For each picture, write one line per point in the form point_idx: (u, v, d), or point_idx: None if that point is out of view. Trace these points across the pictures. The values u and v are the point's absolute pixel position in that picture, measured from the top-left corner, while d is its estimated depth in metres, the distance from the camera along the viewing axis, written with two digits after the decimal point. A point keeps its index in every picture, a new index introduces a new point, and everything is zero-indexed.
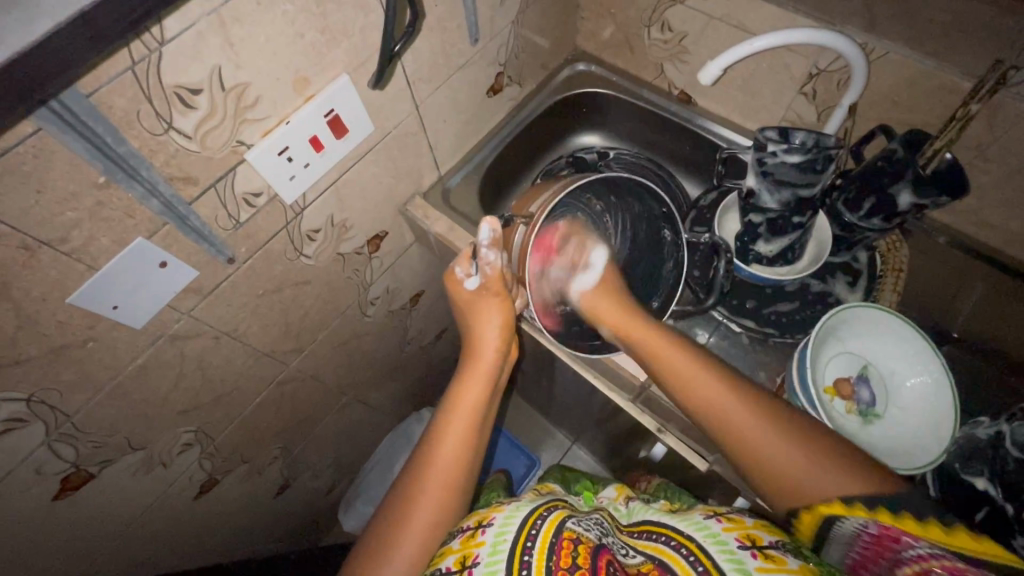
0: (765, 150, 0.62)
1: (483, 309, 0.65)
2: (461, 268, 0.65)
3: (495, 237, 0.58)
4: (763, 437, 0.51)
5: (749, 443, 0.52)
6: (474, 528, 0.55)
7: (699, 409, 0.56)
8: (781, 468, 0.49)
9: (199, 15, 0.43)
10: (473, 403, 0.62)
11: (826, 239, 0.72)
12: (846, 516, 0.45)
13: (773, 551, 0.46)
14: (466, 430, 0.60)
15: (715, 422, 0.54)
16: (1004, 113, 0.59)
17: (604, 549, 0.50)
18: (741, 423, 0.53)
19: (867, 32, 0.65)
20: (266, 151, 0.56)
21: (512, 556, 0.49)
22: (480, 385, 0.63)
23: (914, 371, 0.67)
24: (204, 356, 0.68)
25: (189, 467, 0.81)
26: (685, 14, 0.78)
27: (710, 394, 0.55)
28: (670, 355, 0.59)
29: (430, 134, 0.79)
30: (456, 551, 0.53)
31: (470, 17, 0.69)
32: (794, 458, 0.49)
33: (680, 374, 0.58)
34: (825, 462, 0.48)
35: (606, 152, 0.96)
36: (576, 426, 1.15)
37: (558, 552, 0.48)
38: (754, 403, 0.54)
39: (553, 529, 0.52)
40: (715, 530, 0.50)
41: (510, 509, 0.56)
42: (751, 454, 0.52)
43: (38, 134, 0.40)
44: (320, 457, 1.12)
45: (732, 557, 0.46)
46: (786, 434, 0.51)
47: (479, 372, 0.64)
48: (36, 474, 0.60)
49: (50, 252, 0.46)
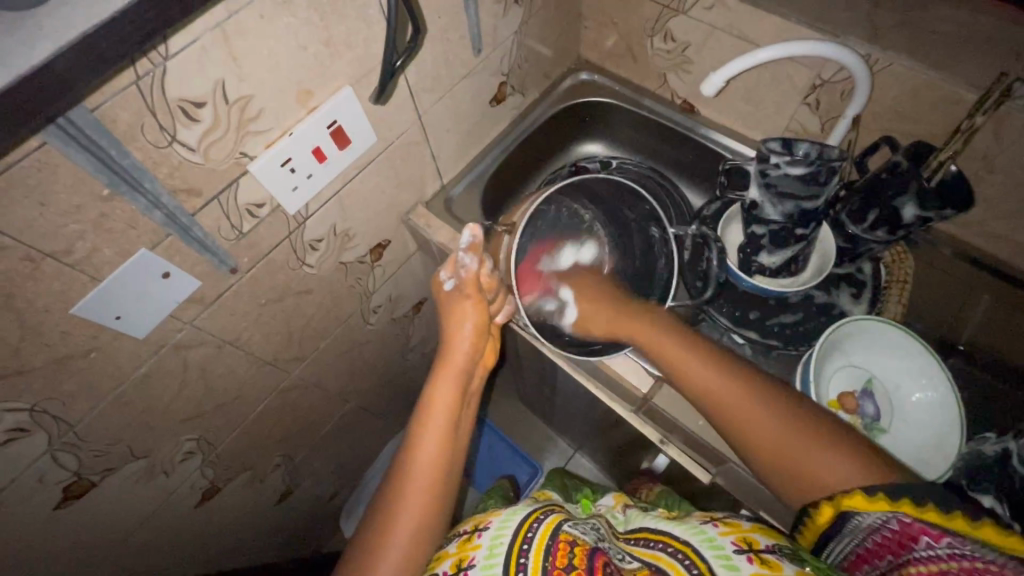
0: (768, 162, 0.62)
1: (457, 309, 0.66)
2: (447, 275, 0.66)
3: (475, 242, 0.62)
4: (757, 418, 0.51)
5: (745, 424, 0.51)
6: (471, 532, 0.56)
7: (691, 390, 0.56)
8: (783, 447, 0.49)
9: (202, 30, 0.44)
10: (448, 398, 0.62)
11: (830, 250, 0.70)
12: (866, 508, 0.42)
13: (769, 555, 0.46)
14: (444, 426, 0.60)
15: (713, 408, 0.54)
16: (1009, 126, 0.59)
17: (600, 551, 0.49)
18: (734, 403, 0.52)
19: (870, 44, 0.65)
20: (268, 163, 0.56)
21: (510, 554, 0.49)
22: (452, 383, 0.63)
23: (917, 385, 0.66)
24: (206, 364, 0.68)
25: (191, 475, 0.81)
26: (687, 24, 0.78)
27: (699, 376, 0.55)
28: (667, 350, 0.58)
29: (432, 144, 0.79)
30: (451, 554, 0.54)
31: (472, 28, 0.70)
32: (790, 434, 0.49)
33: (664, 353, 0.58)
34: (826, 446, 0.47)
35: (609, 161, 0.97)
36: (579, 436, 1.14)
37: (554, 553, 0.48)
38: (753, 385, 0.53)
39: (549, 532, 0.51)
40: (712, 535, 0.50)
41: (505, 514, 0.56)
42: (753, 437, 0.51)
43: (43, 148, 0.40)
44: (321, 464, 1.12)
45: (727, 562, 0.46)
46: (774, 407, 0.51)
47: (451, 370, 0.64)
48: (38, 483, 0.60)
49: (54, 263, 0.46)
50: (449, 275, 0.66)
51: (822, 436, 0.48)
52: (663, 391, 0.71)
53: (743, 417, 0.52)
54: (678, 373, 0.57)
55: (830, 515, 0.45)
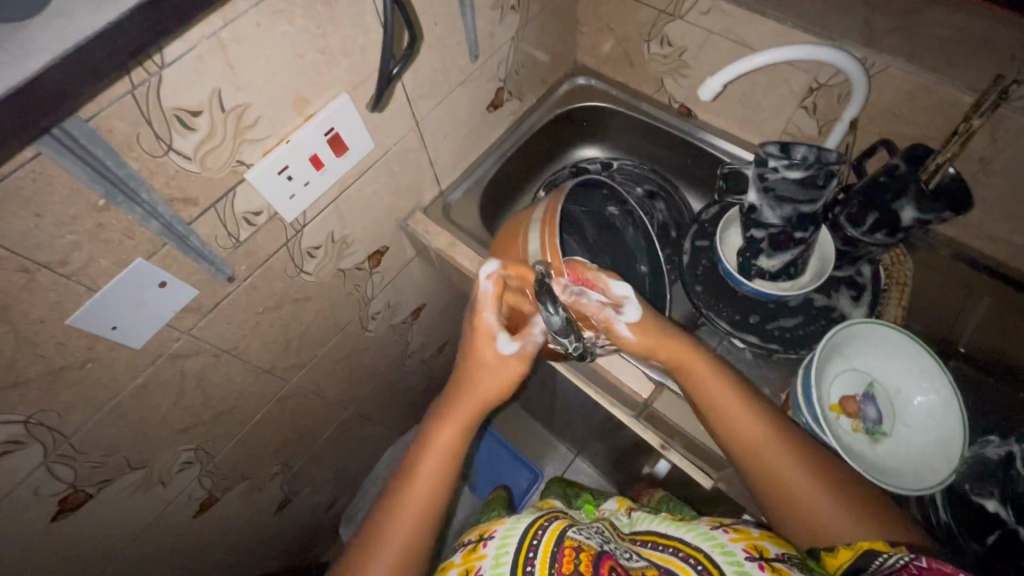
0: (766, 165, 0.61)
1: (483, 362, 0.59)
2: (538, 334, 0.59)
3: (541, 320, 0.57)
4: (797, 476, 0.53)
5: (786, 480, 0.53)
6: (476, 542, 0.55)
7: (732, 438, 0.57)
8: (809, 508, 0.52)
9: (199, 40, 0.44)
10: (447, 443, 0.60)
11: (829, 253, 0.70)
12: (892, 551, 0.44)
13: (780, 564, 0.47)
14: (438, 470, 0.58)
15: (754, 460, 0.55)
16: (1006, 128, 0.59)
17: (607, 556, 0.49)
18: (778, 461, 0.54)
19: (866, 47, 0.65)
20: (266, 170, 0.56)
21: (516, 563, 0.49)
22: (455, 430, 0.60)
23: (919, 389, 0.64)
24: (204, 374, 0.68)
25: (188, 485, 0.80)
26: (683, 28, 0.78)
27: (745, 426, 0.56)
28: (715, 394, 0.58)
29: (431, 150, 0.79)
30: (457, 565, 0.53)
31: (469, 34, 0.70)
32: (822, 497, 0.52)
33: (713, 399, 0.58)
34: (852, 511, 0.50)
35: (609, 163, 0.96)
36: (580, 441, 1.13)
37: (560, 559, 0.48)
38: (812, 458, 0.54)
39: (555, 539, 0.51)
40: (723, 540, 0.49)
41: (510, 522, 0.55)
42: (787, 493, 0.53)
43: (37, 159, 0.40)
44: (320, 472, 1.11)
45: (739, 568, 0.46)
46: (812, 467, 0.53)
47: (458, 415, 0.61)
48: (34, 496, 0.59)
49: (50, 274, 0.46)
50: (517, 340, 0.59)
51: (846, 495, 0.52)
52: (664, 396, 0.71)
53: (781, 472, 0.53)
54: (723, 425, 0.57)
55: (848, 561, 0.46)
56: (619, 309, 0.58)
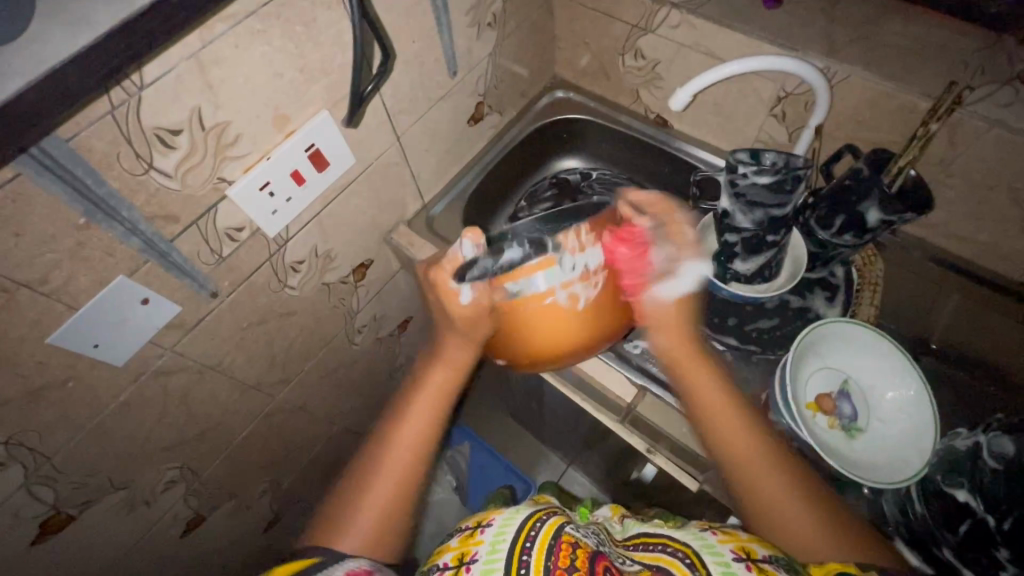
0: (737, 171, 0.63)
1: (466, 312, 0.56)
2: (563, 293, 0.55)
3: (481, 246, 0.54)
4: (778, 494, 0.53)
5: (768, 499, 0.53)
6: (475, 528, 0.55)
7: (726, 455, 0.56)
8: (788, 527, 0.51)
9: (178, 60, 0.45)
10: (440, 386, 0.60)
11: (801, 256, 0.71)
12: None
13: (767, 564, 0.48)
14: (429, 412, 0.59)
15: (742, 476, 0.55)
16: (963, 131, 0.62)
17: (602, 556, 0.49)
18: (765, 480, 0.54)
19: (828, 57, 0.68)
20: (248, 187, 0.57)
21: (510, 555, 0.49)
22: (450, 371, 0.60)
23: (891, 384, 0.66)
24: (188, 391, 0.67)
25: (174, 505, 0.79)
26: (656, 42, 0.81)
27: (741, 446, 0.55)
28: (712, 406, 0.58)
29: (412, 163, 0.80)
30: (453, 548, 0.54)
31: (447, 51, 0.72)
32: (805, 519, 0.51)
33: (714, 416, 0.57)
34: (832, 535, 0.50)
35: (588, 173, 1.01)
36: (571, 449, 1.14)
37: (557, 552, 0.48)
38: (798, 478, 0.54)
39: (552, 532, 0.51)
40: (711, 542, 0.51)
41: (509, 512, 0.55)
42: (768, 513, 0.53)
43: (17, 179, 0.41)
44: (307, 489, 1.10)
45: (726, 568, 0.47)
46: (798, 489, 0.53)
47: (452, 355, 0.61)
48: (13, 519, 0.59)
49: (30, 293, 0.46)
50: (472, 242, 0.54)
51: (827, 518, 0.51)
52: (647, 400, 0.72)
53: (766, 490, 0.53)
54: (719, 441, 0.57)
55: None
56: (665, 279, 0.59)
